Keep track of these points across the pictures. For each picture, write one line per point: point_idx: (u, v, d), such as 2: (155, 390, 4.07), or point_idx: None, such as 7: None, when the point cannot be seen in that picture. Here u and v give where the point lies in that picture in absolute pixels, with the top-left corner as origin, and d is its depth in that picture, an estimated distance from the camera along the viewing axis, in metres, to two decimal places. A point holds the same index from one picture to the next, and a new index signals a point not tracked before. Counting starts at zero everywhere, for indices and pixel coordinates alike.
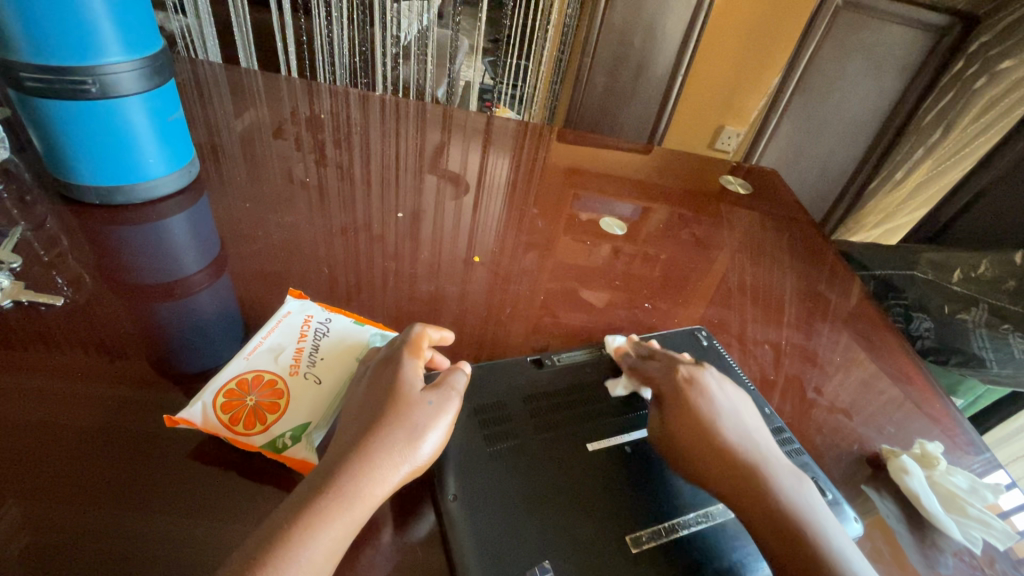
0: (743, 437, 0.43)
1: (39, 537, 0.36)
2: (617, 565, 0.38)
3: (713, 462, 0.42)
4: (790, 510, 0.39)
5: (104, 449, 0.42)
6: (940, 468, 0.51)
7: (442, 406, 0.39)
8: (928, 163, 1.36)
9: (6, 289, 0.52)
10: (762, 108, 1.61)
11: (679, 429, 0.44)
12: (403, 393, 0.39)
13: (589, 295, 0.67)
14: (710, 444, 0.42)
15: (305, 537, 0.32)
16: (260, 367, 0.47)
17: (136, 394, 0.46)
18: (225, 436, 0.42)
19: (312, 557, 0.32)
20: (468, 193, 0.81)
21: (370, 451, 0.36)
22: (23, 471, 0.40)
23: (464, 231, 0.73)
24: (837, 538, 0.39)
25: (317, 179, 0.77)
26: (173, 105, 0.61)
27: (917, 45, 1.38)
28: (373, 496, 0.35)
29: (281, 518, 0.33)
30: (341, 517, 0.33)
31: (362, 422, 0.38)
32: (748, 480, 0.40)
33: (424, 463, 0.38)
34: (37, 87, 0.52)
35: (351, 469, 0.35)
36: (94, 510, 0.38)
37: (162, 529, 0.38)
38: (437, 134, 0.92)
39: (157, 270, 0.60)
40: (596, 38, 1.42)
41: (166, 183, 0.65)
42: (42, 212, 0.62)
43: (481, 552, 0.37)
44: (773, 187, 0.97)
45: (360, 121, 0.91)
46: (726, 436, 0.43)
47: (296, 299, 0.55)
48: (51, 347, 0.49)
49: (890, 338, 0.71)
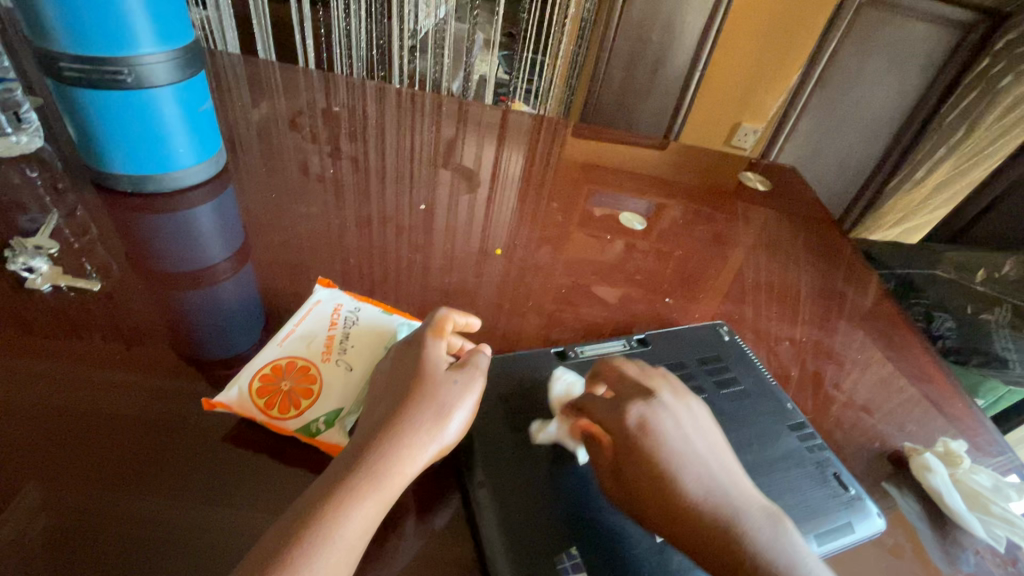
0: (711, 491, 0.39)
1: (62, 519, 0.38)
2: (643, 552, 0.39)
3: (688, 520, 0.38)
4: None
5: (125, 434, 0.43)
6: (964, 466, 0.50)
7: (466, 384, 0.40)
8: (949, 162, 1.38)
9: (45, 274, 0.54)
10: (780, 105, 1.59)
11: (643, 485, 0.39)
12: (428, 373, 0.40)
13: (603, 290, 0.68)
14: (667, 505, 0.38)
15: (339, 515, 0.33)
16: (293, 354, 0.48)
17: (155, 383, 0.47)
18: (261, 420, 0.43)
19: (346, 533, 0.33)
20: (484, 187, 0.81)
21: (399, 430, 0.37)
22: (45, 456, 0.41)
23: (479, 225, 0.74)
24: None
25: (333, 172, 0.77)
26: (203, 96, 0.62)
27: (941, 42, 1.35)
28: (403, 474, 0.36)
29: (313, 497, 0.34)
30: (371, 494, 0.34)
31: (388, 404, 0.39)
32: (728, 545, 0.36)
33: (451, 443, 0.38)
34: (75, 77, 0.53)
35: (380, 447, 0.36)
36: (113, 497, 0.39)
37: (179, 517, 0.39)
38: (453, 129, 0.92)
39: (182, 259, 0.61)
40: (614, 33, 1.40)
41: (193, 173, 0.66)
42: (73, 199, 0.64)
43: (507, 537, 0.38)
44: (791, 184, 0.96)
45: (376, 114, 0.92)
46: (693, 490, 0.38)
47: (326, 288, 0.55)
48: (71, 335, 0.50)
49: (910, 336, 0.71)
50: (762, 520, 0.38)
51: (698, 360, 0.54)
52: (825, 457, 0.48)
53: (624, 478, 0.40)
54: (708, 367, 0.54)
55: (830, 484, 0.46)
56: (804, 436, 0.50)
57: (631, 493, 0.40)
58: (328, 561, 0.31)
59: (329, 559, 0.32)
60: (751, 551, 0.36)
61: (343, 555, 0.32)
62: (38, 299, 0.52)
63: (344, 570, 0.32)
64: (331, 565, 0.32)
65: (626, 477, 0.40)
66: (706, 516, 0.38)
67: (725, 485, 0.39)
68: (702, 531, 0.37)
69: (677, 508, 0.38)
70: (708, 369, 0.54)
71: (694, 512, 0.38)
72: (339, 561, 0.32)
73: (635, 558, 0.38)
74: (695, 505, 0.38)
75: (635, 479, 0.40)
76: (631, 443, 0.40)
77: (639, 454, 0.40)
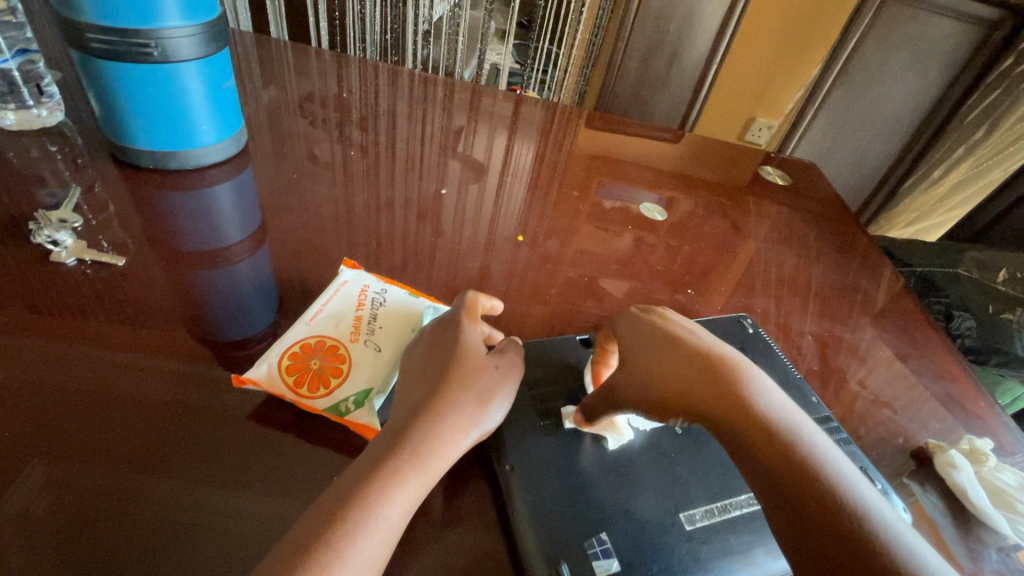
0: (724, 355, 0.41)
1: (61, 499, 0.37)
2: (670, 540, 0.39)
3: (701, 375, 0.40)
4: (798, 466, 0.35)
5: (129, 415, 0.42)
6: (989, 464, 0.52)
7: (506, 371, 0.42)
8: (967, 161, 1.37)
9: (70, 248, 0.54)
10: (797, 100, 1.58)
11: (663, 354, 0.42)
12: (470, 358, 0.41)
13: (609, 284, 0.67)
14: (688, 369, 0.41)
15: (384, 496, 0.33)
16: (322, 333, 0.49)
17: (160, 365, 0.46)
18: (292, 399, 0.44)
19: (393, 512, 0.33)
20: (493, 176, 0.80)
21: (443, 413, 0.38)
22: (47, 435, 0.40)
23: (488, 216, 0.73)
24: (853, 495, 0.34)
25: (340, 158, 0.76)
26: (226, 72, 0.61)
27: (965, 40, 1.34)
28: (447, 456, 0.37)
29: (359, 475, 0.34)
30: (417, 475, 0.35)
31: (429, 385, 0.39)
32: (737, 394, 0.39)
33: (491, 429, 0.40)
34: (102, 49, 0.52)
35: (425, 430, 0.37)
36: (117, 479, 0.39)
37: (183, 500, 0.38)
38: (463, 117, 0.90)
39: (199, 238, 0.61)
40: (632, 23, 1.38)
41: (214, 152, 0.65)
42: (92, 175, 0.63)
43: (538, 524, 0.38)
44: (809, 180, 0.95)
45: (386, 99, 0.90)
46: (710, 351, 0.41)
47: (352, 269, 0.55)
48: (73, 313, 0.49)
49: (930, 334, 0.71)
50: (798, 416, 0.38)
51: None
52: (851, 451, 0.50)
53: (659, 376, 0.42)
54: None
55: None
56: (830, 430, 0.51)
57: (667, 390, 0.41)
58: (372, 541, 0.32)
59: (374, 539, 0.32)
60: (787, 438, 0.37)
61: (389, 532, 0.33)
62: (64, 273, 0.52)
63: (386, 550, 0.33)
64: (375, 546, 0.32)
65: (661, 378, 0.42)
66: (746, 404, 0.38)
67: (755, 372, 0.41)
68: (740, 418, 0.38)
69: (718, 397, 0.39)
70: None
71: (733, 399, 0.39)
72: (383, 541, 0.32)
73: (662, 542, 0.39)
74: (710, 361, 0.41)
75: (671, 376, 0.41)
76: (667, 347, 0.42)
77: (677, 354, 0.42)
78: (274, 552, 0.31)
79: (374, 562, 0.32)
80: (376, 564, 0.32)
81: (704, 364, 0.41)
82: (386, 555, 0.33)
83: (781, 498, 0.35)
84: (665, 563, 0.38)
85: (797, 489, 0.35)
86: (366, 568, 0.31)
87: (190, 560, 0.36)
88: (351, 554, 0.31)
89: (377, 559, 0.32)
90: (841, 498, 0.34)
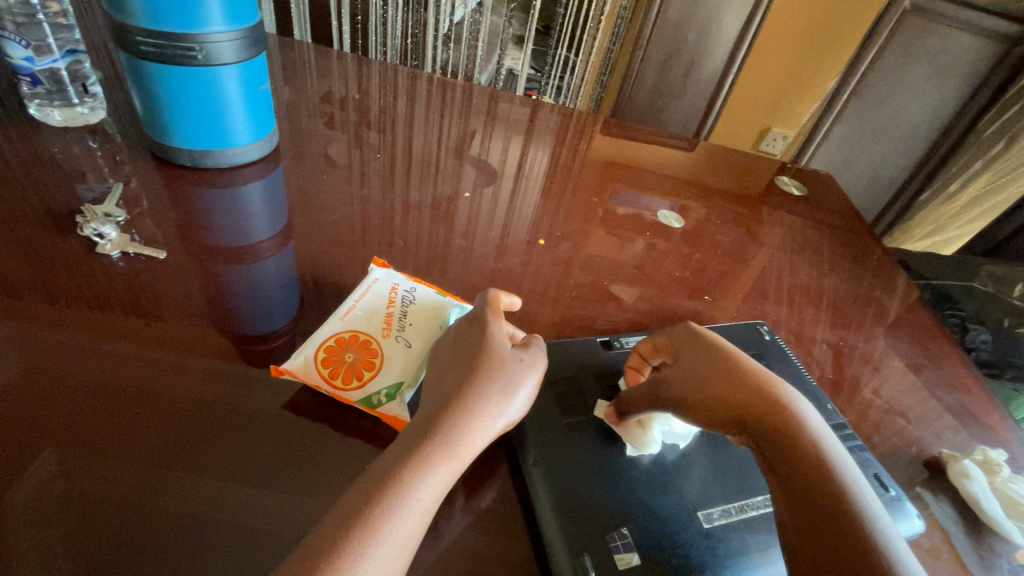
0: (775, 381, 0.44)
1: (75, 486, 0.39)
2: (689, 536, 0.41)
3: (756, 396, 0.43)
4: (835, 484, 0.38)
5: (148, 409, 0.44)
6: (1002, 475, 0.53)
7: (531, 364, 0.44)
8: (984, 176, 1.37)
9: (114, 241, 0.57)
10: (814, 111, 1.58)
11: (719, 374, 0.45)
12: (496, 351, 0.43)
13: (620, 290, 0.68)
14: (744, 390, 0.43)
15: (417, 479, 0.35)
16: (355, 328, 0.51)
17: (180, 360, 0.48)
18: (327, 390, 0.46)
19: (425, 495, 0.35)
20: (508, 181, 0.82)
21: (470, 403, 0.39)
22: (66, 426, 0.42)
23: (501, 220, 0.74)
24: (877, 518, 0.37)
25: (358, 160, 0.78)
26: (262, 75, 0.64)
27: (984, 54, 1.34)
28: (474, 444, 0.38)
29: (392, 460, 0.36)
30: (447, 461, 0.37)
31: (458, 376, 0.41)
32: (787, 417, 0.42)
33: (515, 418, 0.41)
34: (150, 52, 0.55)
35: (454, 418, 0.38)
36: (136, 470, 0.41)
37: (197, 493, 0.40)
38: (480, 123, 0.92)
39: (229, 234, 0.63)
40: (650, 32, 1.39)
41: (248, 151, 0.68)
42: (129, 171, 0.66)
43: (562, 516, 0.40)
44: (824, 191, 0.96)
45: (405, 102, 0.92)
46: (763, 376, 0.44)
47: (382, 267, 0.57)
48: (94, 308, 0.51)
49: (945, 345, 0.72)
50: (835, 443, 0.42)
51: None
52: (866, 458, 0.51)
53: (714, 383, 0.45)
54: None
55: (872, 483, 0.49)
56: (844, 437, 0.53)
57: (719, 395, 0.44)
58: (406, 521, 0.34)
59: (408, 520, 0.34)
60: (827, 458, 0.40)
61: (421, 516, 0.34)
62: (107, 264, 0.55)
63: (418, 531, 0.34)
64: (409, 526, 0.34)
65: (716, 385, 0.44)
66: (796, 422, 0.41)
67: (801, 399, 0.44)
68: (786, 432, 0.41)
69: (767, 408, 0.42)
70: None
71: (783, 414, 0.42)
72: (416, 522, 0.34)
73: (679, 539, 0.41)
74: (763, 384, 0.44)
75: (727, 384, 0.44)
76: (723, 360, 0.46)
77: (735, 367, 0.45)
78: (315, 531, 0.32)
79: (408, 542, 0.33)
80: (410, 544, 0.34)
81: (758, 384, 0.43)
82: (418, 536, 0.34)
83: (811, 508, 0.38)
84: (684, 557, 0.40)
85: (827, 504, 0.37)
86: (400, 547, 0.33)
87: (206, 561, 0.37)
88: (387, 532, 0.33)
89: (410, 539, 0.34)
90: (866, 520, 0.37)
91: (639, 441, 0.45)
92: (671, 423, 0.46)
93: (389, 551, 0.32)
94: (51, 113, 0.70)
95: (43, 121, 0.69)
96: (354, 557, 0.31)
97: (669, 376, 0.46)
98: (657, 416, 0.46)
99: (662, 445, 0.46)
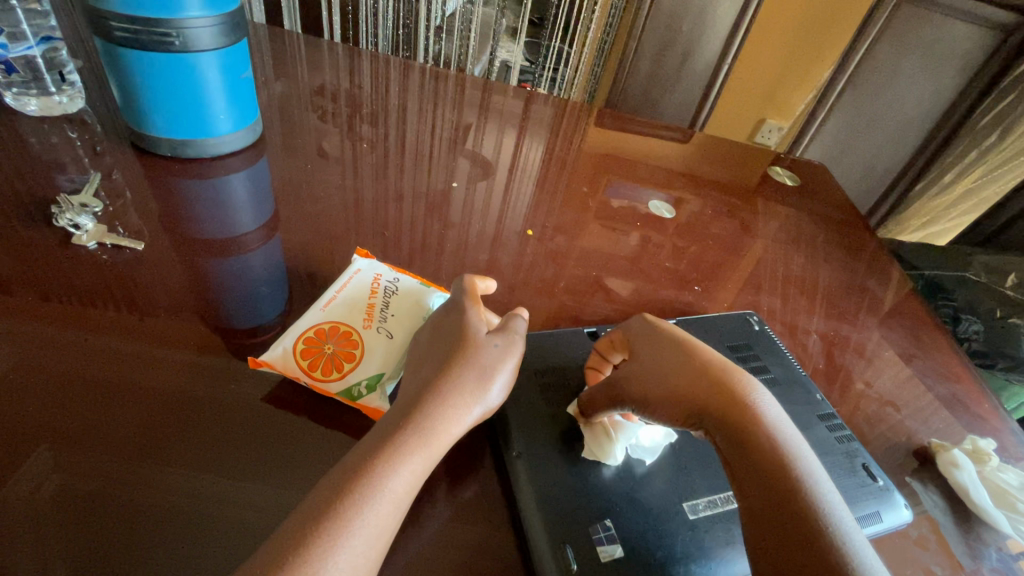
0: (732, 372, 0.43)
1: (67, 483, 0.38)
2: (675, 527, 0.41)
3: (712, 389, 0.41)
4: (789, 480, 0.37)
5: (138, 405, 0.43)
6: (991, 464, 0.53)
7: (507, 350, 0.43)
8: (979, 167, 1.39)
9: (91, 232, 0.56)
10: (809, 102, 1.56)
11: (675, 366, 0.43)
12: (471, 338, 0.42)
13: (613, 282, 0.67)
14: (701, 384, 0.42)
15: (390, 469, 0.34)
16: (335, 319, 0.50)
17: (167, 355, 0.47)
18: (305, 381, 0.45)
19: (399, 485, 0.34)
20: (498, 173, 0.81)
21: (445, 391, 0.39)
22: (56, 421, 0.41)
23: (492, 212, 0.73)
24: (836, 514, 0.36)
25: (348, 152, 0.76)
26: (244, 63, 0.63)
27: (981, 43, 1.33)
28: (449, 432, 0.38)
29: (366, 450, 0.35)
30: (420, 449, 0.36)
31: (434, 364, 0.41)
32: (742, 409, 0.40)
33: (493, 406, 0.41)
34: (125, 38, 0.54)
35: (429, 407, 0.38)
36: (126, 466, 0.40)
37: (184, 488, 0.39)
38: (472, 115, 0.90)
39: (214, 225, 0.62)
40: (643, 23, 1.37)
41: (231, 141, 0.67)
42: (111, 162, 0.65)
43: (544, 507, 0.40)
44: (820, 182, 0.95)
45: (396, 93, 0.91)
46: (720, 367, 0.43)
47: (365, 258, 0.57)
48: (81, 303, 0.50)
49: (937, 336, 0.72)
50: (795, 434, 0.40)
51: (728, 347, 0.57)
52: (854, 448, 0.51)
53: (672, 376, 0.43)
54: (738, 354, 0.57)
55: (860, 473, 0.49)
56: (833, 427, 0.52)
57: (676, 391, 0.42)
58: (378, 512, 0.33)
59: (380, 511, 0.33)
60: (786, 452, 0.39)
61: (392, 508, 0.34)
62: (85, 255, 0.54)
63: (392, 522, 0.34)
64: (382, 516, 0.33)
65: (673, 380, 0.43)
66: (751, 415, 0.40)
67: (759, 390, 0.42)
68: (744, 425, 0.40)
69: (724, 403, 0.41)
70: (738, 356, 0.57)
71: (741, 407, 0.40)
72: (390, 513, 0.33)
73: (665, 530, 0.40)
74: (719, 375, 0.42)
75: (682, 378, 0.43)
76: (680, 353, 0.44)
77: (690, 359, 0.43)
78: (284, 526, 0.32)
79: (381, 533, 0.33)
80: (384, 535, 0.33)
81: (713, 377, 0.42)
82: (392, 527, 0.34)
83: (769, 507, 0.37)
84: (668, 549, 0.39)
85: (786, 501, 0.36)
86: (372, 539, 0.32)
87: (192, 557, 0.36)
88: (359, 524, 0.32)
89: (383, 530, 0.33)
90: (823, 515, 0.36)
91: (600, 449, 0.43)
92: (637, 436, 0.44)
93: (361, 543, 0.32)
94: (28, 101, 0.69)
95: (21, 111, 0.68)
96: (325, 550, 0.30)
97: (625, 372, 0.45)
98: (622, 427, 0.44)
99: (625, 458, 0.44)
